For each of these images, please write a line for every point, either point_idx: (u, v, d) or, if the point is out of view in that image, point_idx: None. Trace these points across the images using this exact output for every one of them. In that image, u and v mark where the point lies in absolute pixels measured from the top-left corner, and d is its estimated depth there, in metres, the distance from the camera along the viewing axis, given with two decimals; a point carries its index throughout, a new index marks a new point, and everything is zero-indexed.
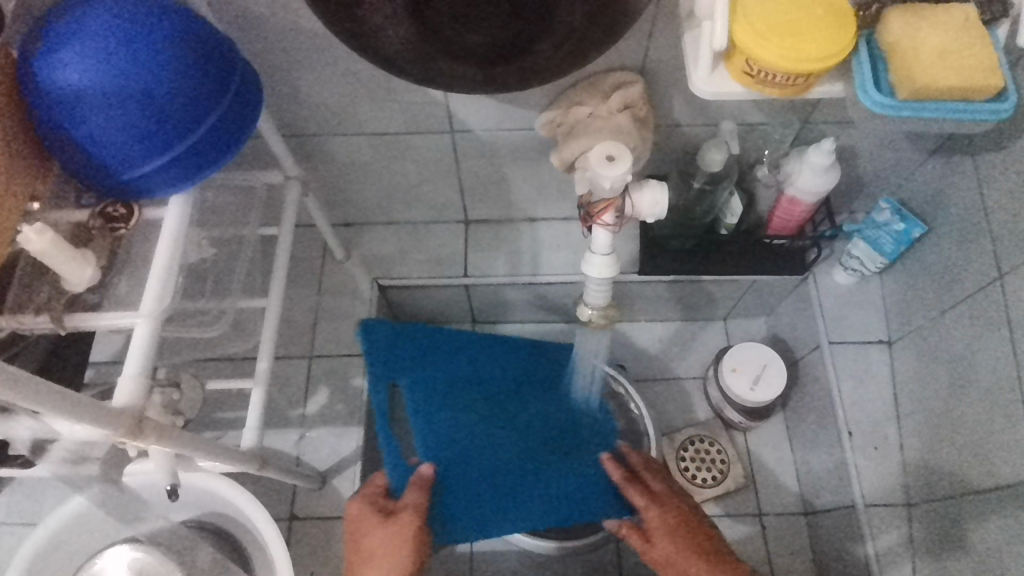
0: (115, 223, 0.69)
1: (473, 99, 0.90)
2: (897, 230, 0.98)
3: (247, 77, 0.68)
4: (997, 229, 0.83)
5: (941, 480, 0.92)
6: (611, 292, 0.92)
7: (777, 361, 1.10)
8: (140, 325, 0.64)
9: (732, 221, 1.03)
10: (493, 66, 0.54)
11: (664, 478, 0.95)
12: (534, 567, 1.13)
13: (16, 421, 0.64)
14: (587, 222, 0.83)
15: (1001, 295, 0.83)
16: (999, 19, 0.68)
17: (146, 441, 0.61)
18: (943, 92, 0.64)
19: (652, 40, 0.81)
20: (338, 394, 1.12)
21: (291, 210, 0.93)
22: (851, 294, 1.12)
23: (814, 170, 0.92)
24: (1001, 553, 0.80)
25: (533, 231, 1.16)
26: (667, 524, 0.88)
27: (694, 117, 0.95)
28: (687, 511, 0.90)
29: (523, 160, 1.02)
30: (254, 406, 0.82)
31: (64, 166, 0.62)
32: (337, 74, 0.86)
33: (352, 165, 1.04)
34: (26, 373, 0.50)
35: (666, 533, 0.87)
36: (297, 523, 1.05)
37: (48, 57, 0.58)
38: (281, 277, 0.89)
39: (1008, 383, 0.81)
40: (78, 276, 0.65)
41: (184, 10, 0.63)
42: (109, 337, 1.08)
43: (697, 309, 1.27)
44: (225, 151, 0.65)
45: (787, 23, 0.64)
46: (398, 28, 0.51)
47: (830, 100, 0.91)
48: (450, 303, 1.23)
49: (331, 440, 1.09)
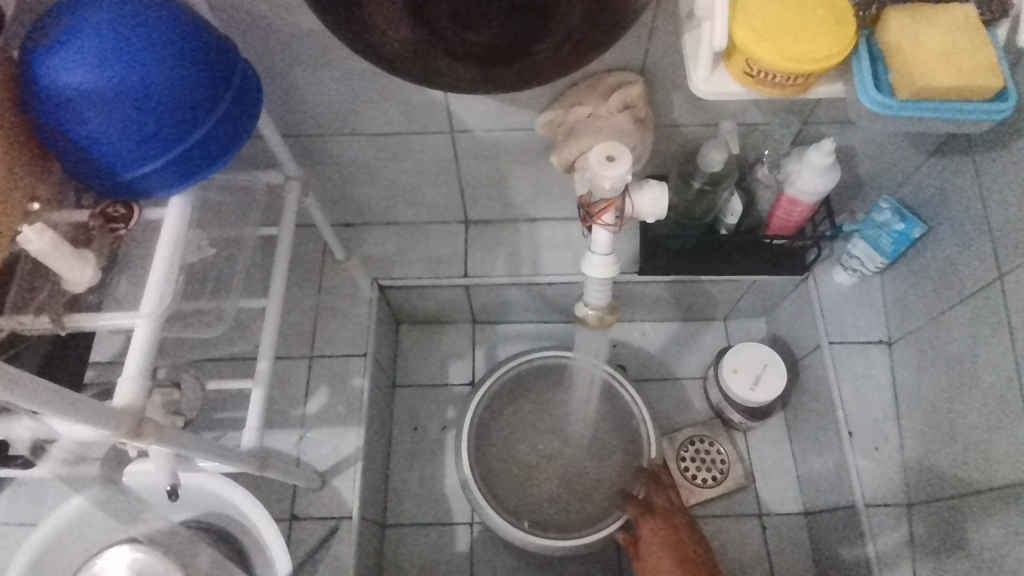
0: (115, 223, 0.69)
1: (473, 100, 0.90)
2: (897, 230, 0.97)
3: (247, 78, 0.68)
4: (997, 228, 0.83)
5: (941, 480, 0.92)
6: (610, 292, 0.91)
7: (777, 362, 1.10)
8: (140, 325, 0.64)
9: (732, 221, 1.03)
10: (493, 66, 0.54)
11: (671, 488, 0.98)
12: (534, 567, 1.13)
13: (16, 421, 0.63)
14: (587, 222, 0.83)
15: (1001, 295, 0.83)
16: (999, 18, 0.68)
17: (146, 441, 0.61)
18: (943, 92, 0.64)
19: (652, 41, 0.81)
20: (338, 393, 1.09)
21: (292, 210, 0.93)
22: (851, 295, 1.12)
23: (815, 170, 0.92)
24: (1002, 554, 0.80)
25: (533, 231, 1.16)
26: (654, 537, 0.92)
27: (694, 117, 0.95)
28: (676, 527, 0.92)
29: (523, 160, 1.02)
30: (255, 406, 0.82)
31: (64, 166, 0.62)
32: (337, 75, 0.86)
33: (352, 166, 1.04)
34: (25, 372, 0.50)
35: (654, 548, 0.91)
36: (298, 524, 1.02)
37: (48, 58, 0.58)
38: (281, 277, 0.89)
39: (1008, 382, 0.81)
40: (78, 276, 0.65)
41: (185, 10, 0.63)
42: (109, 337, 1.08)
43: (698, 310, 1.27)
44: (225, 151, 0.65)
45: (787, 23, 0.64)
46: (398, 28, 0.51)
47: (830, 100, 0.91)
48: (450, 304, 1.23)
49: (332, 440, 1.06)
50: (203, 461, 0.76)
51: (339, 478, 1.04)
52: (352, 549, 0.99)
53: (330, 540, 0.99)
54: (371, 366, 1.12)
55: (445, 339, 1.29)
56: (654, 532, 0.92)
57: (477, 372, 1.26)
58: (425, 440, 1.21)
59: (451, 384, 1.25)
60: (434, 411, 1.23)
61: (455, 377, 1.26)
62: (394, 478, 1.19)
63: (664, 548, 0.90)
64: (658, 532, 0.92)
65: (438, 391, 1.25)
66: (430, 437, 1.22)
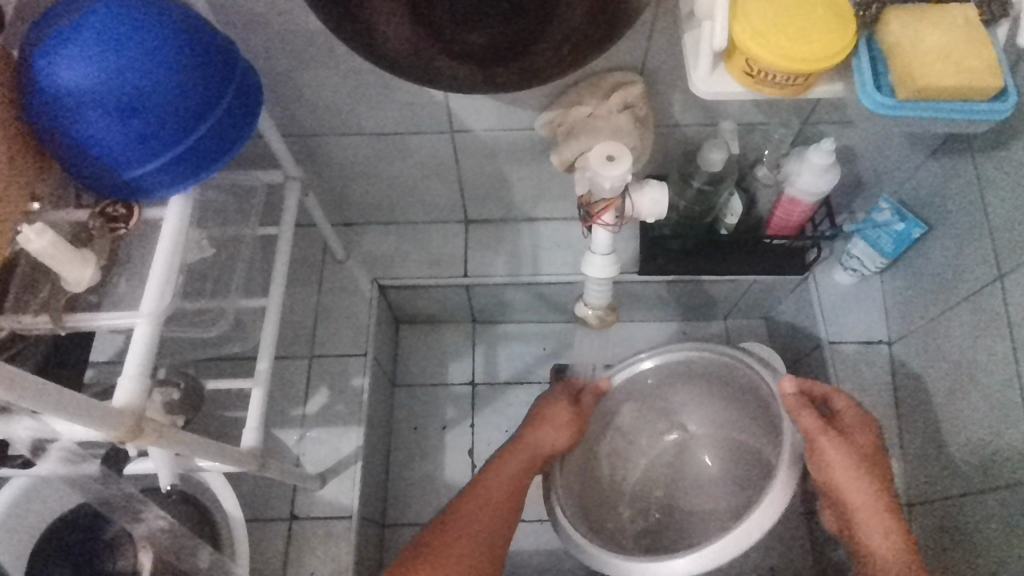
0: (115, 223, 0.68)
1: (473, 99, 0.90)
2: (897, 230, 0.98)
3: (248, 79, 0.68)
4: (996, 229, 0.84)
5: (946, 480, 0.92)
6: (610, 292, 0.93)
7: (776, 361, 1.10)
8: (141, 325, 0.63)
9: (732, 220, 1.02)
10: (492, 66, 0.54)
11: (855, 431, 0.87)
12: (535, 568, 1.14)
13: (16, 421, 0.63)
14: (587, 223, 0.84)
15: (1000, 294, 0.83)
16: (998, 19, 0.68)
17: (146, 440, 0.61)
18: (943, 92, 0.64)
19: (651, 42, 0.81)
20: (338, 394, 1.09)
21: (292, 209, 0.92)
22: (851, 295, 1.12)
23: (814, 171, 0.91)
24: (1001, 554, 0.81)
25: (532, 231, 1.17)
26: (831, 464, 0.84)
27: (694, 117, 0.95)
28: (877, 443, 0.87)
29: (523, 160, 1.02)
30: (255, 405, 0.81)
31: (64, 167, 0.62)
32: (337, 76, 0.86)
33: (353, 165, 1.04)
34: (25, 372, 0.50)
35: (831, 461, 0.85)
36: (297, 524, 1.01)
37: (49, 57, 0.57)
38: (282, 278, 0.88)
39: (1007, 382, 0.81)
40: (77, 276, 0.65)
41: (185, 11, 0.63)
42: (108, 338, 1.08)
43: (697, 310, 1.26)
44: (223, 153, 0.65)
45: (786, 24, 0.64)
46: (398, 28, 0.51)
47: (829, 100, 0.91)
48: (450, 303, 1.23)
49: (331, 441, 1.06)
50: (201, 460, 0.76)
51: (339, 478, 1.03)
52: (351, 550, 0.99)
53: (330, 541, 0.99)
54: (371, 366, 1.11)
55: (445, 338, 1.29)
56: (839, 450, 0.84)
57: (477, 372, 1.26)
58: (425, 440, 1.21)
59: (451, 384, 1.25)
60: (434, 411, 1.23)
61: (456, 377, 1.26)
62: (395, 476, 1.19)
63: (849, 454, 0.84)
64: (840, 446, 0.84)
65: (438, 391, 1.25)
66: (430, 436, 1.22)
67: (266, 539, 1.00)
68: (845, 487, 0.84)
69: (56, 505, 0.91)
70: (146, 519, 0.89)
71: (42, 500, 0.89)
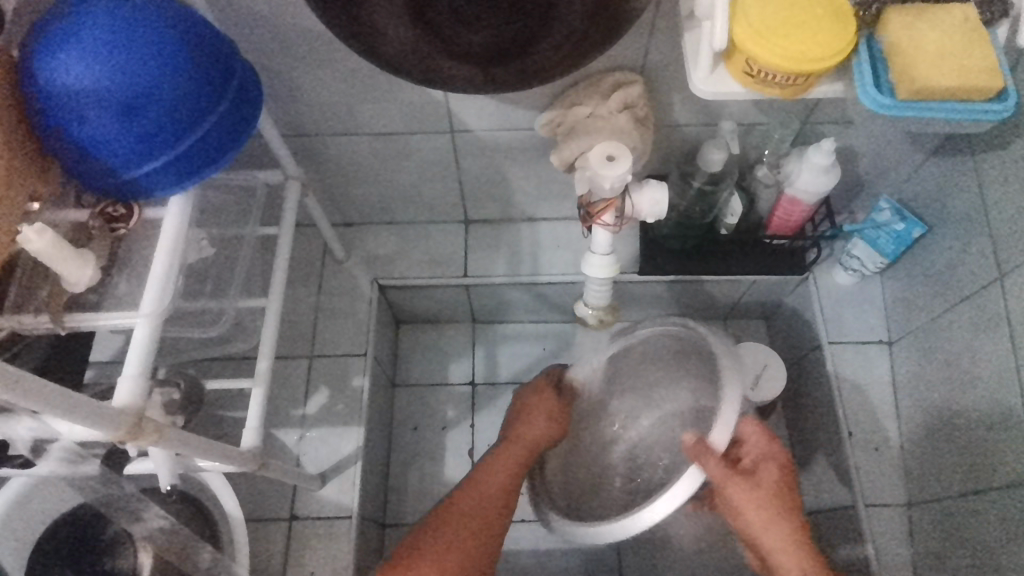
0: (115, 223, 0.70)
1: (473, 100, 0.90)
2: (897, 230, 0.98)
3: (247, 79, 0.68)
4: (997, 229, 0.83)
5: (947, 479, 0.92)
6: (609, 294, 0.94)
7: (777, 361, 1.11)
8: (141, 325, 0.64)
9: (732, 220, 1.02)
10: (492, 65, 0.54)
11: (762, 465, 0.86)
12: (536, 567, 1.14)
13: (16, 421, 0.63)
14: (587, 223, 0.83)
15: (1001, 294, 0.83)
16: (998, 19, 0.68)
17: (146, 440, 0.61)
18: (943, 92, 0.64)
19: (651, 42, 0.81)
20: (338, 393, 1.09)
21: (291, 209, 0.92)
22: (851, 295, 1.12)
23: (814, 171, 0.91)
24: (1001, 553, 0.81)
25: (533, 231, 1.17)
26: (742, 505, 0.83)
27: (694, 117, 0.95)
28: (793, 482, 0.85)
29: (523, 160, 1.02)
30: (255, 406, 0.81)
31: (64, 168, 0.62)
32: (337, 76, 0.86)
33: (353, 165, 1.04)
34: (26, 373, 0.50)
35: (741, 503, 0.83)
36: (297, 524, 1.01)
37: (49, 58, 0.57)
38: (282, 278, 0.88)
39: (1007, 382, 0.81)
40: (78, 276, 0.65)
41: (185, 12, 0.63)
42: (108, 338, 1.08)
43: (697, 310, 1.26)
44: (223, 153, 0.65)
45: (786, 25, 0.64)
46: (397, 28, 0.51)
47: (829, 100, 0.91)
48: (450, 303, 1.23)
49: (331, 440, 1.06)
50: (201, 460, 0.76)
51: (339, 478, 1.03)
52: (351, 550, 0.99)
53: (330, 541, 0.99)
54: (371, 366, 1.11)
55: (445, 338, 1.29)
56: (742, 491, 0.83)
57: (477, 372, 1.26)
58: (425, 440, 1.21)
59: (451, 383, 1.25)
60: (434, 411, 1.23)
61: (455, 377, 1.26)
62: (395, 476, 1.19)
63: (759, 495, 0.83)
64: (746, 487, 0.83)
65: (438, 390, 1.25)
66: (430, 435, 1.22)
67: (266, 539, 1.00)
68: (753, 523, 0.83)
69: (56, 505, 0.91)
70: (147, 519, 0.87)
71: (42, 500, 0.89)
